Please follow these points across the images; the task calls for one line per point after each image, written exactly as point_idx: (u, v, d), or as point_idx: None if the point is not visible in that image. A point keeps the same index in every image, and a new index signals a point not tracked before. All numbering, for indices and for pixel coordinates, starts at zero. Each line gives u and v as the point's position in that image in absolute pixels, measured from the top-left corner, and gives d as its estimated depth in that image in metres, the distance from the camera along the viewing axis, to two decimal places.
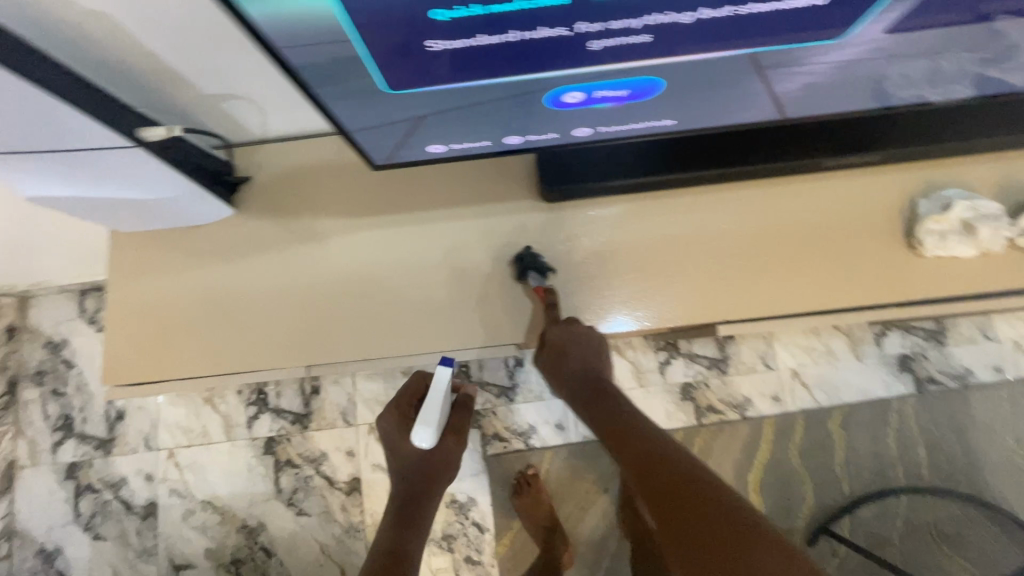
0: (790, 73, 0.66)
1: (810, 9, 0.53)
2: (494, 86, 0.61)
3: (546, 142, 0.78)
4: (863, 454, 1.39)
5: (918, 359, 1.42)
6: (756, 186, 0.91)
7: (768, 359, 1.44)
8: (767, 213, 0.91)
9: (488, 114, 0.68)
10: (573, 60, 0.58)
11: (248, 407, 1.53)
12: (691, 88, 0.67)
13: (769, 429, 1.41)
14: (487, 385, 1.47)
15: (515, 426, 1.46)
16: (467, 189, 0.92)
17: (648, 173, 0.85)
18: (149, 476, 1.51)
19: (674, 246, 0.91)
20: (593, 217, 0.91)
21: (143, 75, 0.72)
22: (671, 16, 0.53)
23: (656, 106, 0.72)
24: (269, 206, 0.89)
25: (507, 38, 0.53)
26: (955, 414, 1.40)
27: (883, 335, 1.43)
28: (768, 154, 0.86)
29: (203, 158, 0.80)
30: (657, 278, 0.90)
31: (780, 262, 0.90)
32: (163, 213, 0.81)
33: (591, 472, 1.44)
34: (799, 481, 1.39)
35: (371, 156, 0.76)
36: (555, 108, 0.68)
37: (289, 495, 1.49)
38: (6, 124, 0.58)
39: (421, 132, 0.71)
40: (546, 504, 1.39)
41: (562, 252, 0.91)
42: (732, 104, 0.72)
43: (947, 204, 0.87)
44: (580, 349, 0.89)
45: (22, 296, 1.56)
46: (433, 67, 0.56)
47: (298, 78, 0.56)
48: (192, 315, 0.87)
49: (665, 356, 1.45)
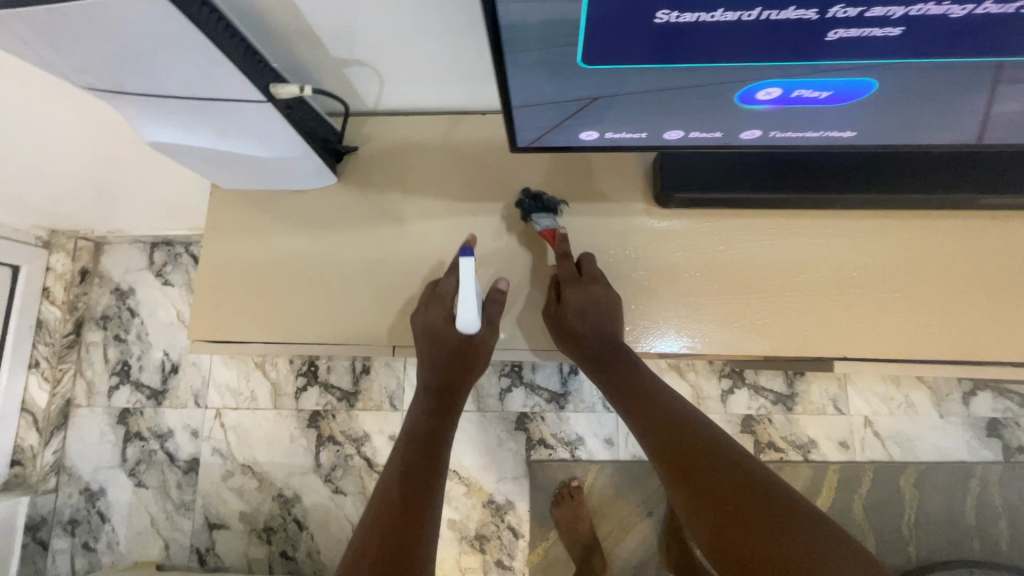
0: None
1: None
2: (688, 71, 0.54)
3: (705, 142, 0.68)
4: (937, 518, 1.30)
5: (1009, 426, 1.31)
6: (912, 219, 0.77)
7: (839, 403, 1.36)
8: (924, 249, 0.76)
9: (665, 102, 0.60)
10: (798, 52, 0.50)
11: (298, 377, 1.53)
12: (901, 99, 0.57)
13: (833, 477, 1.33)
14: (538, 388, 1.44)
15: (562, 435, 1.41)
16: (574, 184, 0.85)
17: (792, 191, 0.74)
18: (196, 432, 1.53)
19: (804, 274, 0.78)
20: (691, 234, 0.80)
21: (292, 28, 0.67)
22: (942, 9, 0.44)
23: (849, 114, 0.61)
24: (372, 180, 0.87)
25: (744, 16, 0.46)
26: None
27: (972, 394, 1.33)
28: (941, 183, 0.72)
29: (318, 122, 0.78)
30: (782, 309, 0.77)
31: (928, 302, 0.76)
32: (272, 173, 0.79)
33: (636, 493, 1.38)
34: (860, 535, 1.30)
35: (520, 137, 0.67)
36: (742, 104, 0.59)
37: (327, 471, 1.49)
38: (156, 62, 0.57)
39: (584, 116, 0.63)
40: (586, 519, 1.34)
41: (670, 266, 0.80)
42: (935, 122, 0.60)
43: None
44: (599, 309, 0.77)
45: (98, 241, 1.60)
46: (646, 42, 0.49)
47: (497, 40, 0.50)
48: (279, 281, 0.85)
49: (728, 384, 1.39)
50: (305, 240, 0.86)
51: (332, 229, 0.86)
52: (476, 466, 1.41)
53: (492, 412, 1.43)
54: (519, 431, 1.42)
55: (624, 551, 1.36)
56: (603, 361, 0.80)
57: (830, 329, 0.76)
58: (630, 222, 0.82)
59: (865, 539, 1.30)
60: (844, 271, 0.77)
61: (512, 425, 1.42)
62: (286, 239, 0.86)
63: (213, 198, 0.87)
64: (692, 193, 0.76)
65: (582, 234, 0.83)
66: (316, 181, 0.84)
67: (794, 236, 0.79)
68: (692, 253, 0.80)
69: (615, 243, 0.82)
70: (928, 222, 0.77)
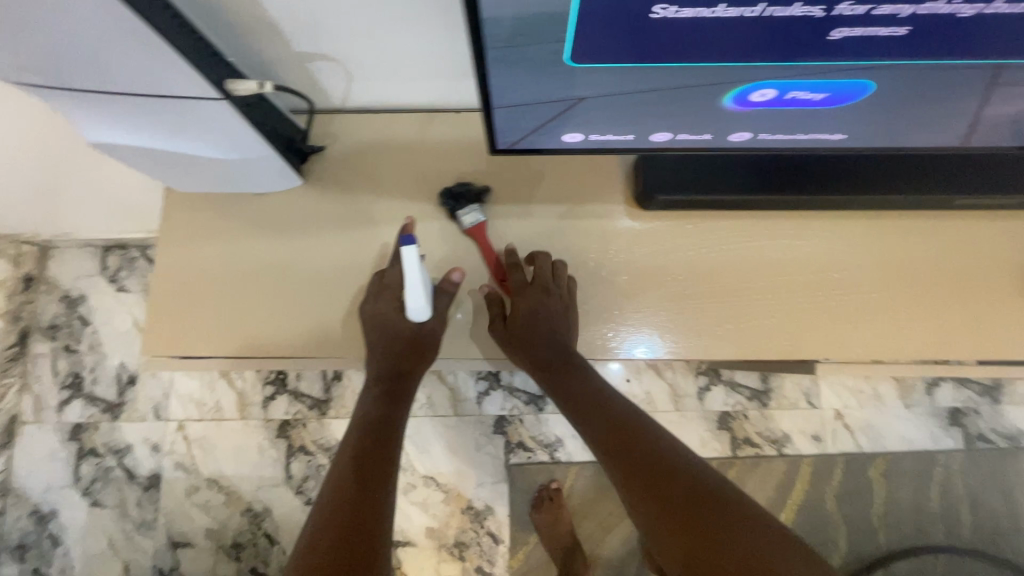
0: (1017, 92, 0.55)
1: None
2: (684, 71, 0.52)
3: (694, 143, 0.67)
4: (904, 506, 1.34)
5: (970, 415, 1.36)
6: (889, 218, 0.78)
7: (812, 397, 1.39)
8: (898, 248, 0.77)
9: (657, 102, 0.58)
10: (801, 51, 0.49)
11: (266, 386, 1.47)
12: (897, 100, 0.57)
13: (806, 470, 1.35)
14: (516, 391, 1.42)
15: (541, 437, 1.40)
16: (552, 185, 0.83)
17: (772, 192, 0.74)
18: (156, 446, 1.45)
19: (784, 275, 0.78)
20: (668, 239, 0.79)
21: (254, 19, 0.63)
22: (951, 7, 0.44)
23: (840, 115, 0.61)
24: (341, 181, 0.83)
25: (749, 11, 0.44)
26: (1003, 476, 1.34)
27: (935, 386, 1.37)
28: (914, 185, 0.73)
29: (280, 121, 0.73)
30: (762, 311, 0.77)
31: (901, 301, 0.77)
32: (229, 176, 0.74)
33: (617, 493, 1.38)
34: (833, 526, 1.33)
35: (502, 139, 0.65)
36: (735, 105, 0.58)
37: (298, 482, 1.43)
38: (89, 54, 0.51)
39: (571, 116, 0.61)
40: (566, 521, 1.32)
41: (651, 265, 0.79)
42: (926, 123, 0.61)
43: None
44: (551, 309, 0.79)
45: (43, 246, 1.49)
46: (643, 38, 0.47)
47: (480, 35, 0.47)
48: (242, 289, 0.80)
49: (705, 382, 1.40)
50: (269, 245, 0.81)
51: (299, 233, 0.81)
52: (455, 472, 1.38)
53: (470, 416, 1.40)
54: (497, 434, 1.40)
55: (605, 551, 1.36)
56: (560, 369, 0.81)
57: (808, 330, 0.76)
58: (610, 223, 0.80)
59: (838, 529, 1.33)
60: (822, 271, 0.77)
61: (490, 429, 1.40)
62: (250, 245, 0.81)
63: (168, 201, 0.82)
64: (673, 194, 0.74)
65: (562, 236, 0.81)
66: (277, 184, 0.78)
67: (773, 237, 0.78)
68: (672, 256, 0.79)
69: (596, 245, 0.80)
70: (902, 221, 0.78)
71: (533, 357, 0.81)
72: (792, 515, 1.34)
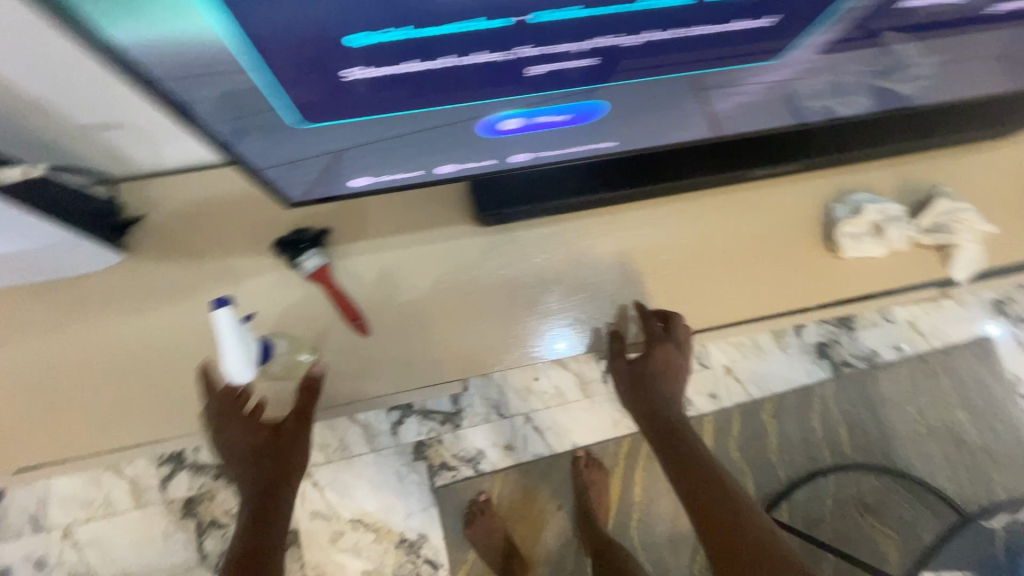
0: (728, 93, 0.74)
1: (755, 29, 0.61)
2: (423, 116, 0.67)
3: (483, 167, 0.84)
4: (795, 440, 1.48)
5: (833, 345, 1.54)
6: (698, 197, 1.00)
7: (702, 358, 1.50)
8: (710, 220, 0.99)
9: (413, 142, 0.73)
10: (511, 85, 0.64)
11: (163, 466, 1.36)
12: (635, 111, 0.75)
13: (710, 427, 1.46)
14: (430, 413, 1.42)
15: (462, 453, 1.41)
16: (392, 220, 0.99)
17: (588, 192, 0.91)
18: (41, 561, 1.29)
19: (631, 259, 0.98)
20: (532, 245, 0.97)
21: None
22: (613, 39, 0.59)
23: (597, 129, 0.79)
24: (179, 250, 0.95)
25: (438, 64, 0.57)
26: (868, 393, 1.53)
27: (802, 327, 1.54)
28: (698, 165, 0.92)
29: (87, 202, 0.88)
30: (620, 290, 0.96)
31: (732, 263, 0.97)
32: (42, 267, 0.87)
33: (545, 489, 1.41)
34: (740, 471, 1.46)
35: (289, 194, 0.81)
36: (491, 135, 0.74)
37: (215, 560, 1.34)
38: None
39: (344, 165, 0.75)
40: (500, 530, 1.33)
41: (528, 268, 0.96)
42: (671, 123, 0.80)
43: (858, 208, 0.97)
44: (677, 360, 0.93)
45: None
46: (357, 95, 0.60)
47: (193, 114, 0.58)
48: (97, 374, 0.89)
49: (608, 365, 1.48)
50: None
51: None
52: (382, 508, 1.36)
53: (388, 448, 1.39)
54: (418, 460, 1.39)
55: (542, 549, 1.39)
56: (675, 434, 0.90)
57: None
58: None
59: (743, 472, 1.46)
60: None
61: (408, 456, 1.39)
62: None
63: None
64: (507, 207, 0.91)
65: None
66: (95, 262, 0.91)
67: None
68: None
69: None
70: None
71: (653, 428, 0.92)
72: None
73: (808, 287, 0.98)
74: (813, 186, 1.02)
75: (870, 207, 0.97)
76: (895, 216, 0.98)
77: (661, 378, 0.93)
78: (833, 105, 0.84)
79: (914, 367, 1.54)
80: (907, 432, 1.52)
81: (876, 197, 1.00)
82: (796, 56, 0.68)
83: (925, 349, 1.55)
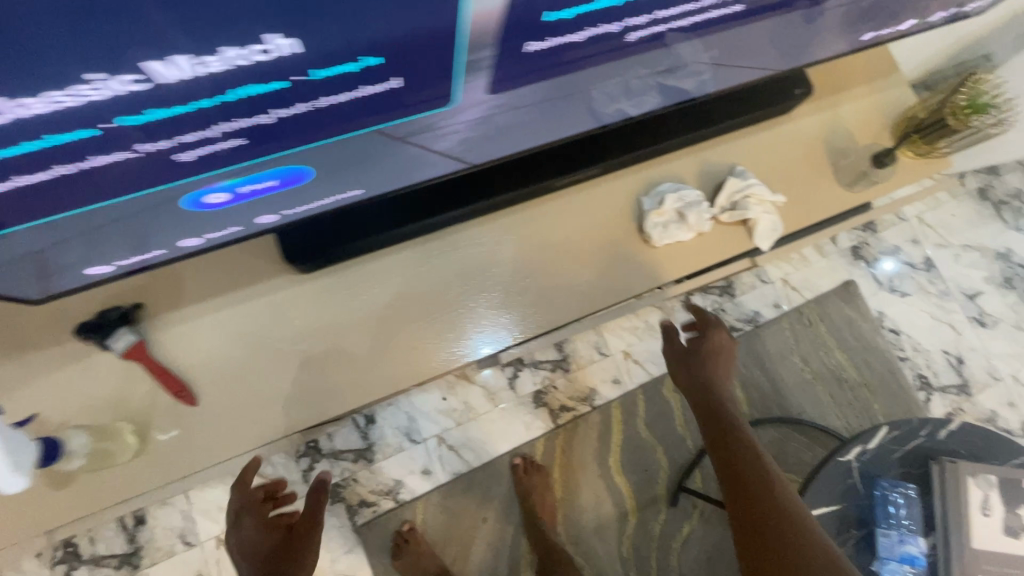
0: (437, 134, 1.21)
1: (380, 95, 1.00)
2: (133, 203, 1.07)
3: (235, 233, 1.35)
4: (644, 436, 2.08)
5: (722, 311, 2.46)
6: (535, 206, 1.74)
7: None
8: (545, 227, 1.73)
9: (131, 229, 1.17)
10: (181, 168, 1.02)
11: (58, 565, 1.85)
12: (328, 171, 1.21)
13: (617, 410, 2.09)
14: (342, 454, 1.90)
15: (379, 488, 1.89)
16: (205, 282, 1.59)
17: (395, 224, 1.55)
18: None
19: (549, 251, 1.73)
20: (419, 265, 1.67)
21: None
22: (252, 121, 0.96)
23: (319, 186, 1.27)
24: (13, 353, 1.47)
25: (94, 160, 0.91)
26: (755, 349, 2.43)
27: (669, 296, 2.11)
28: (523, 183, 1.60)
29: None
30: (565, 266, 1.74)
31: (572, 258, 1.74)
32: None
33: (459, 517, 1.91)
34: (651, 449, 2.08)
35: (28, 294, 1.25)
36: (195, 207, 1.16)
37: None
38: None
39: (59, 266, 1.21)
40: (423, 552, 1.78)
41: (472, 268, 1.69)
42: (411, 168, 1.33)
43: (664, 199, 1.76)
44: (722, 351, 1.64)
45: None
46: (40, 194, 0.94)
47: None
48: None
49: (513, 371, 2.06)
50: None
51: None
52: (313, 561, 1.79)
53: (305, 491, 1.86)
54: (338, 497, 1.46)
55: None
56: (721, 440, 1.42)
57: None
58: None
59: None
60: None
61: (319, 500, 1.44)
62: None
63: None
64: (308, 258, 1.52)
65: None
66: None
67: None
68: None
69: None
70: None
71: (710, 433, 1.46)
72: (618, 457, 2.05)
73: (621, 257, 1.77)
74: (627, 180, 1.80)
75: (671, 197, 1.75)
76: (692, 200, 1.76)
77: (692, 377, 1.58)
78: (622, 110, 1.47)
79: (789, 320, 2.50)
80: (795, 377, 2.44)
81: (681, 183, 1.81)
82: (471, 97, 1.10)
83: (799, 299, 2.54)
